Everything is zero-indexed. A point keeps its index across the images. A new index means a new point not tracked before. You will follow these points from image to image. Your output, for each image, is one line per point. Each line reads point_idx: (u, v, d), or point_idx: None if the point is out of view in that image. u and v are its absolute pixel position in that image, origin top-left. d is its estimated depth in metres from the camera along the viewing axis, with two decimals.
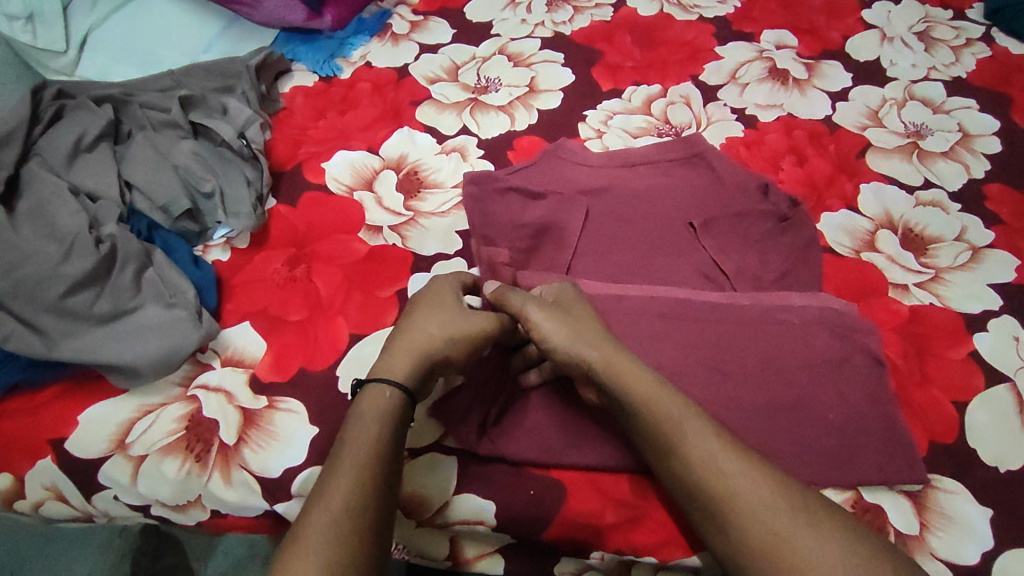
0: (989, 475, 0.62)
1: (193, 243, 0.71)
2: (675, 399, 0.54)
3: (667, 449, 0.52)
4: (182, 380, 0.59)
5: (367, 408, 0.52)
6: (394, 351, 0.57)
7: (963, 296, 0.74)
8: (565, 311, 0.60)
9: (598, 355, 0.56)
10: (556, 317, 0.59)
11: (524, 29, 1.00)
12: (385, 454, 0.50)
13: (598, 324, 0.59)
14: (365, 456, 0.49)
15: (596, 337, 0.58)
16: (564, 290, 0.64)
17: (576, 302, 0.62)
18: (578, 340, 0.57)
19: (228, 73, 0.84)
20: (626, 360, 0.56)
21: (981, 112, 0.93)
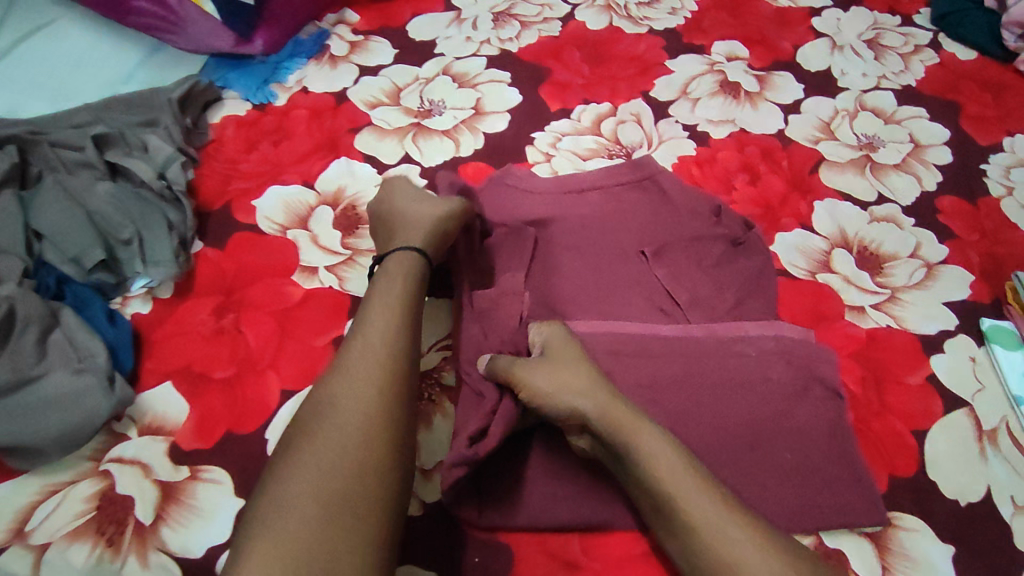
0: (951, 510, 0.60)
1: (109, 296, 0.66)
2: (672, 447, 0.51)
3: (667, 509, 0.49)
4: (94, 454, 0.56)
5: (396, 268, 0.59)
6: (407, 228, 0.64)
7: (920, 316, 0.73)
8: (558, 357, 0.56)
9: (593, 407, 0.53)
10: (549, 369, 0.55)
11: (469, 47, 0.96)
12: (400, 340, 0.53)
13: (593, 370, 0.56)
14: (400, 318, 0.54)
15: (593, 383, 0.54)
16: (560, 328, 0.60)
17: (568, 344, 0.58)
18: (573, 392, 0.53)
19: (150, 105, 0.78)
20: (625, 411, 0.52)
21: (931, 122, 0.92)
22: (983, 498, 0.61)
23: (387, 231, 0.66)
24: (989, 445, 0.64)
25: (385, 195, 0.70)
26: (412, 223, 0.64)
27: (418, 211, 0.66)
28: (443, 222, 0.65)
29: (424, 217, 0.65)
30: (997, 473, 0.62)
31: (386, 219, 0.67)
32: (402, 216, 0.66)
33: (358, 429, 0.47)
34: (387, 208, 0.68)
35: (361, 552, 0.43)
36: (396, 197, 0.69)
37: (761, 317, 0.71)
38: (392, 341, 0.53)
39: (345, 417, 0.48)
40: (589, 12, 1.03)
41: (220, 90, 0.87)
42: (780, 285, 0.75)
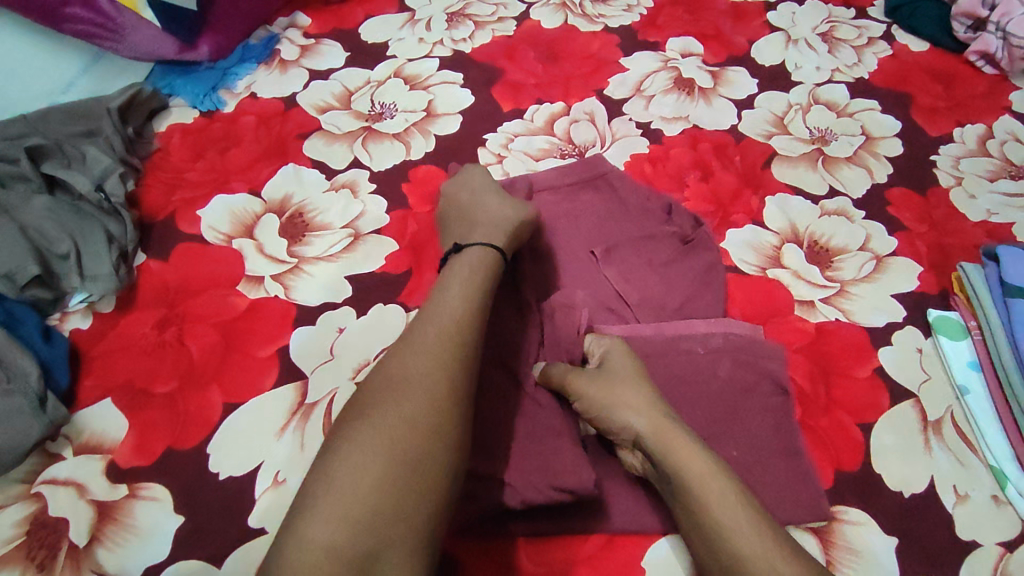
0: (893, 501, 0.61)
1: (47, 312, 0.66)
2: (716, 463, 0.52)
3: (708, 531, 0.49)
4: (26, 476, 0.57)
5: (475, 258, 0.60)
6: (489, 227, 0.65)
7: (868, 309, 0.73)
8: (616, 371, 0.59)
9: (647, 423, 0.54)
10: (609, 381, 0.58)
11: (421, 49, 0.95)
12: (475, 312, 0.54)
13: (650, 387, 0.58)
14: (473, 294, 0.55)
15: (650, 399, 0.56)
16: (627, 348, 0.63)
17: (629, 359, 0.60)
18: (629, 403, 0.56)
19: (88, 115, 0.76)
20: (678, 433, 0.54)
21: (883, 114, 0.93)
22: (926, 489, 0.62)
23: (464, 226, 0.67)
24: (934, 436, 0.65)
25: (457, 195, 0.72)
26: (490, 218, 0.66)
27: (497, 211, 0.68)
28: (522, 225, 0.67)
29: (501, 215, 0.67)
30: (941, 465, 0.63)
31: (459, 216, 0.69)
32: (480, 213, 0.68)
33: (428, 398, 0.48)
34: (460, 208, 0.70)
35: (420, 515, 0.45)
36: (468, 198, 0.71)
37: (710, 314, 0.71)
38: (468, 313, 0.53)
39: (413, 382, 0.49)
40: (544, 10, 1.02)
41: (166, 98, 0.86)
42: (729, 282, 0.75)
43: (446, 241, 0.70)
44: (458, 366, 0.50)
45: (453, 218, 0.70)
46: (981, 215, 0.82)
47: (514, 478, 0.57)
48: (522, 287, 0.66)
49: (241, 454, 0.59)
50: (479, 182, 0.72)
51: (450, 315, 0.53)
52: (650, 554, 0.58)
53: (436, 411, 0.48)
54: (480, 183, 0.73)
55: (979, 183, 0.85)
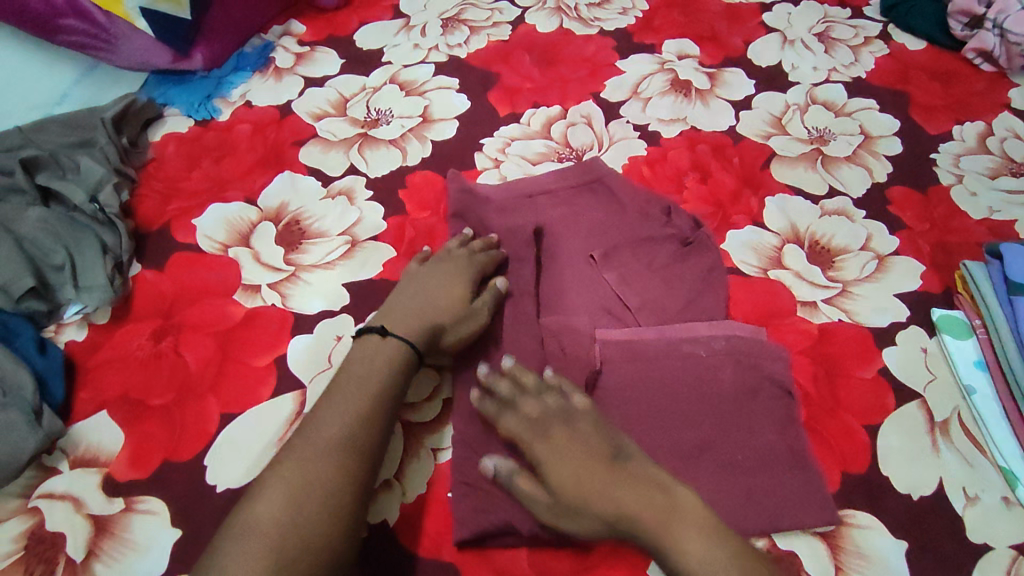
0: (903, 504, 0.60)
1: (42, 324, 0.65)
2: (708, 540, 0.51)
3: None
4: (23, 491, 0.56)
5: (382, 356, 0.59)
6: (421, 309, 0.64)
7: (872, 309, 0.72)
8: (562, 488, 0.55)
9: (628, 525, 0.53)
10: (573, 510, 0.55)
11: (416, 55, 0.95)
12: (359, 425, 0.54)
13: (609, 479, 0.55)
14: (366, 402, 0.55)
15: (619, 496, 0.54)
16: (555, 434, 0.58)
17: (567, 453, 0.57)
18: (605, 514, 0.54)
19: (83, 126, 0.76)
20: (677, 532, 0.52)
21: (881, 112, 0.92)
22: (936, 491, 0.61)
23: (410, 300, 0.65)
24: (941, 437, 0.64)
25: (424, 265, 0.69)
26: (431, 309, 0.64)
27: (447, 304, 0.65)
28: (462, 329, 0.64)
29: (442, 302, 0.65)
30: (949, 466, 0.62)
31: (412, 291, 0.66)
32: (430, 298, 0.65)
33: (297, 518, 0.48)
34: (417, 273, 0.68)
35: None
36: (430, 273, 0.68)
37: (711, 317, 0.70)
38: (355, 425, 0.54)
39: (294, 479, 0.50)
40: (539, 14, 1.02)
41: (161, 107, 0.85)
42: (730, 284, 0.74)
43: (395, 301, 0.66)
44: (346, 458, 0.52)
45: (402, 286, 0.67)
46: (983, 212, 0.81)
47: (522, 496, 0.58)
48: (519, 307, 0.68)
49: (239, 465, 0.58)
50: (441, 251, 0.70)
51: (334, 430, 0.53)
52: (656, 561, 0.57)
53: (305, 511, 0.49)
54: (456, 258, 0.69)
55: (980, 181, 0.85)
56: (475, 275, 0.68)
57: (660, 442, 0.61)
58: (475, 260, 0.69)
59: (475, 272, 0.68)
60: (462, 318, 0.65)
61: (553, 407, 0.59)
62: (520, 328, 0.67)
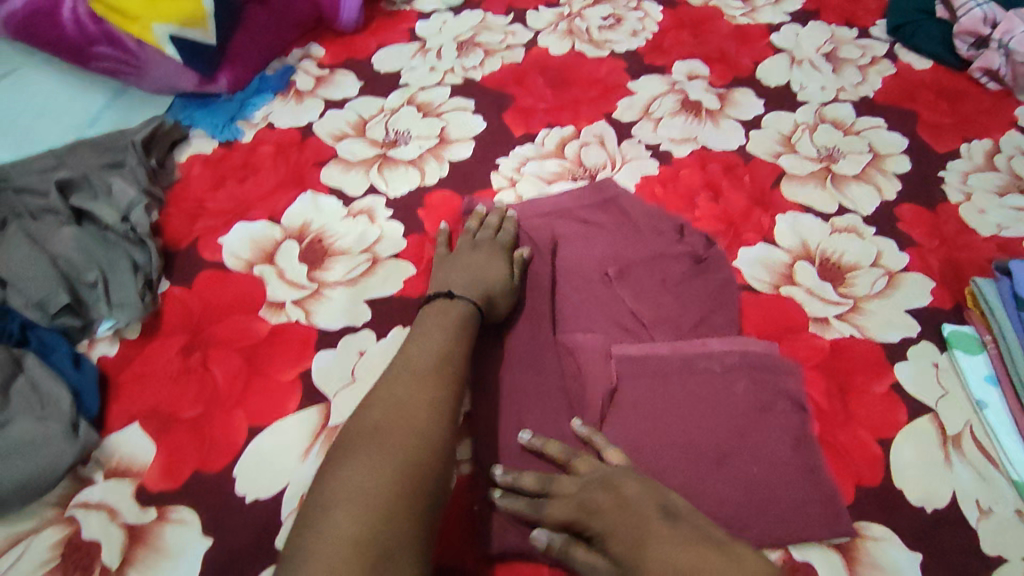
0: (917, 517, 0.61)
1: (76, 339, 0.67)
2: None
3: None
4: (59, 501, 0.58)
5: (448, 310, 0.64)
6: (474, 276, 0.68)
7: (883, 325, 0.73)
8: (625, 549, 0.50)
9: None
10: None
11: (433, 77, 0.98)
12: (452, 347, 0.60)
13: (665, 541, 0.49)
14: (454, 332, 0.62)
15: (678, 560, 0.48)
16: (599, 499, 0.54)
17: (628, 511, 0.52)
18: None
19: (114, 148, 0.79)
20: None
21: (889, 131, 0.94)
22: (950, 504, 0.62)
23: (456, 272, 0.69)
24: (954, 450, 0.65)
25: (460, 251, 0.73)
26: (484, 280, 0.68)
27: (495, 279, 0.69)
28: (508, 298, 0.69)
29: (490, 275, 0.69)
30: (963, 479, 0.63)
31: (455, 266, 0.70)
32: (476, 273, 0.69)
33: (412, 413, 0.54)
34: (456, 257, 0.72)
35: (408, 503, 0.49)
36: (469, 253, 0.72)
37: (725, 333, 0.71)
38: (448, 347, 0.60)
39: (408, 392, 0.56)
40: (551, 37, 1.04)
41: (187, 129, 0.88)
42: (743, 300, 0.75)
43: (437, 277, 0.70)
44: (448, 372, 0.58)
45: (441, 266, 0.72)
46: (992, 229, 0.83)
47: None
48: (536, 326, 0.70)
49: (266, 476, 0.60)
50: (476, 234, 0.74)
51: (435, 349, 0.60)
52: None
53: (420, 414, 0.54)
54: (486, 240, 0.74)
55: (988, 198, 0.86)
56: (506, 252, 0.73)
57: (676, 458, 0.62)
58: (497, 238, 0.74)
59: (502, 247, 0.73)
60: (507, 288, 0.69)
61: (589, 477, 0.57)
62: (538, 345, 0.68)
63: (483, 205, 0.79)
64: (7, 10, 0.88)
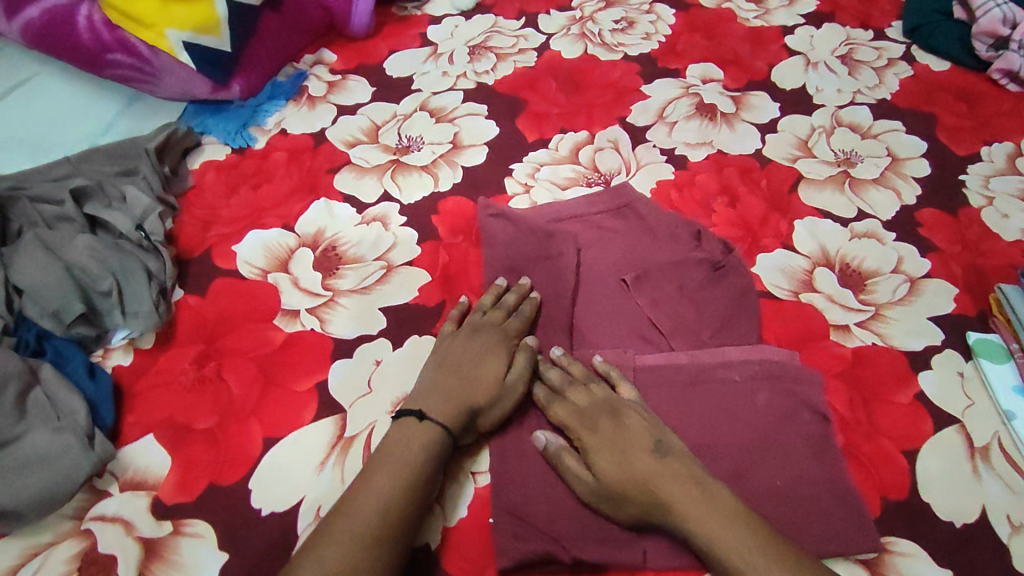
0: (945, 532, 0.60)
1: (90, 349, 0.67)
2: (730, 521, 0.53)
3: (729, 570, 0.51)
4: (75, 513, 0.58)
5: (410, 438, 0.57)
6: (457, 381, 0.62)
7: (905, 332, 0.72)
8: (610, 449, 0.58)
9: (663, 493, 0.55)
10: (612, 496, 0.57)
11: (445, 82, 0.97)
12: (401, 498, 0.54)
13: (649, 463, 0.56)
14: (409, 474, 0.55)
15: (661, 484, 0.55)
16: (598, 422, 0.60)
17: (631, 429, 0.59)
18: (638, 486, 0.56)
19: (128, 156, 0.79)
20: (697, 501, 0.54)
21: (908, 134, 0.93)
22: (978, 518, 0.60)
23: (447, 365, 0.63)
24: (982, 462, 0.63)
25: (460, 334, 0.66)
26: (471, 385, 0.62)
27: (484, 381, 0.62)
28: (498, 408, 0.62)
29: (478, 376, 0.62)
30: (991, 492, 0.62)
31: (446, 362, 0.63)
32: (467, 372, 0.62)
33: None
34: (454, 342, 0.65)
35: None
36: (466, 345, 0.65)
37: (744, 341, 0.70)
38: (396, 499, 0.54)
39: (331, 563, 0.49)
40: (564, 41, 1.04)
41: (199, 136, 0.88)
42: (762, 307, 0.74)
43: (427, 362, 0.65)
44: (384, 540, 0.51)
45: (434, 359, 0.65)
46: (1016, 235, 0.81)
47: (553, 530, 0.59)
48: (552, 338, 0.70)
49: (283, 489, 0.59)
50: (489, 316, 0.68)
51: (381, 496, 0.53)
52: None
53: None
54: (493, 328, 0.67)
55: (1011, 202, 0.85)
56: (511, 345, 0.66)
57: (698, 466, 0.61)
58: (507, 325, 0.67)
59: (508, 338, 0.66)
60: (501, 390, 0.62)
61: (600, 398, 0.62)
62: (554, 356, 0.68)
63: (502, 279, 0.72)
64: (22, 21, 0.89)
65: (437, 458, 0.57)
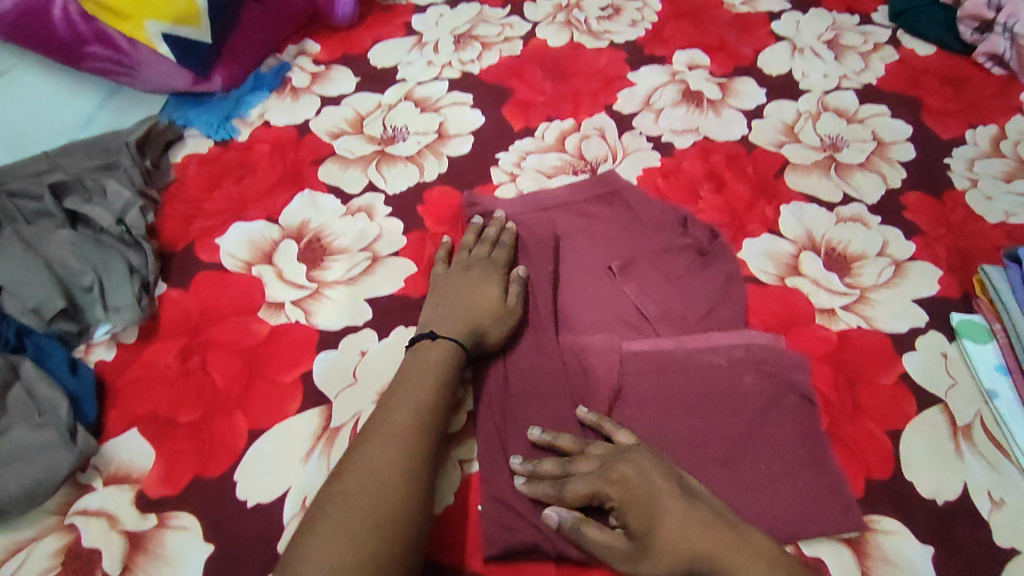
0: (928, 510, 0.60)
1: (72, 344, 0.66)
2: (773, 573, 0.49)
3: None
4: (58, 508, 0.57)
5: (429, 355, 0.62)
6: (456, 309, 0.66)
7: (890, 315, 0.72)
8: (635, 511, 0.54)
9: (700, 546, 0.51)
10: (650, 561, 0.52)
11: (430, 72, 0.96)
12: (438, 390, 0.59)
13: (680, 517, 0.52)
14: (439, 375, 0.60)
15: (697, 536, 0.51)
16: (615, 475, 0.56)
17: (648, 477, 0.55)
18: (678, 548, 0.51)
19: (108, 150, 0.78)
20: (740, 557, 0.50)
21: (893, 118, 0.93)
22: (961, 496, 0.61)
23: (447, 297, 0.67)
24: (964, 441, 0.64)
25: (453, 270, 0.70)
26: (474, 309, 0.66)
27: (486, 305, 0.66)
28: (502, 327, 0.66)
29: (478, 304, 0.66)
30: (973, 470, 0.62)
31: (447, 294, 0.68)
32: (468, 302, 0.67)
33: (383, 469, 0.53)
34: (449, 279, 0.69)
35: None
36: (462, 277, 0.69)
37: (730, 326, 0.70)
38: (432, 392, 0.59)
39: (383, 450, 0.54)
40: (550, 29, 1.03)
41: (181, 129, 0.87)
42: (749, 292, 0.74)
43: (428, 301, 0.68)
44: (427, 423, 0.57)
45: (433, 295, 0.69)
46: (999, 217, 0.81)
47: (535, 517, 0.59)
48: (539, 323, 0.68)
49: (267, 480, 0.59)
50: (475, 255, 0.71)
51: (419, 387, 0.59)
52: None
53: (397, 470, 0.53)
54: (481, 264, 0.70)
55: (995, 184, 0.85)
56: (502, 273, 0.70)
57: (684, 453, 0.62)
58: (493, 256, 0.71)
59: (499, 269, 0.70)
60: (497, 311, 0.66)
61: (603, 455, 0.58)
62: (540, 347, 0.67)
63: (479, 217, 0.76)
64: None
65: (455, 369, 0.61)
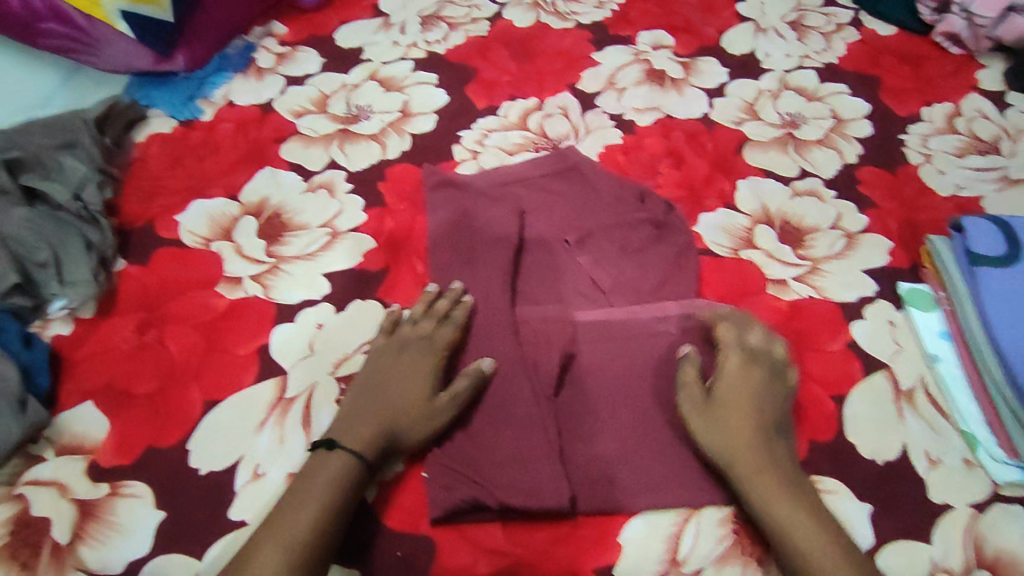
0: (866, 469, 0.62)
1: (27, 320, 0.67)
2: (798, 503, 0.57)
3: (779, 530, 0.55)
4: (9, 479, 0.58)
5: (335, 460, 0.56)
6: (371, 407, 0.60)
7: (841, 285, 0.74)
8: (745, 391, 0.62)
9: (762, 457, 0.59)
10: (722, 423, 0.61)
11: (395, 52, 0.97)
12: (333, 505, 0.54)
13: (771, 426, 0.61)
14: (339, 485, 0.55)
15: (765, 448, 0.59)
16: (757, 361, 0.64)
17: (769, 387, 0.63)
18: (749, 428, 0.60)
19: (61, 125, 0.77)
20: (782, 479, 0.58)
21: (852, 96, 0.94)
22: (899, 456, 0.63)
23: (370, 388, 0.61)
24: (906, 405, 0.66)
25: (388, 348, 0.64)
26: (393, 408, 0.60)
27: (406, 407, 0.60)
28: (420, 435, 0.60)
29: (402, 401, 0.60)
30: (913, 431, 0.64)
31: (373, 381, 0.62)
32: (390, 396, 0.61)
33: None
34: (381, 361, 0.63)
35: None
36: (393, 361, 0.63)
37: (684, 297, 0.72)
38: (329, 504, 0.54)
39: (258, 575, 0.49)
40: (517, 10, 1.03)
41: (144, 108, 0.87)
42: (704, 264, 0.75)
43: (353, 381, 0.63)
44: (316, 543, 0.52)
45: (362, 376, 0.63)
46: (951, 190, 0.83)
47: (484, 479, 0.60)
48: (494, 291, 0.69)
49: (221, 449, 0.60)
50: (415, 335, 0.65)
51: (315, 498, 0.54)
52: (627, 531, 0.60)
53: None
54: (420, 348, 0.64)
55: (948, 159, 0.87)
56: (440, 359, 0.64)
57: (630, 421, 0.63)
58: (436, 336, 0.65)
59: (437, 353, 0.64)
60: (417, 415, 0.60)
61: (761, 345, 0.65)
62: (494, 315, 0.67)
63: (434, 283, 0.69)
64: None
65: (356, 483, 0.56)
